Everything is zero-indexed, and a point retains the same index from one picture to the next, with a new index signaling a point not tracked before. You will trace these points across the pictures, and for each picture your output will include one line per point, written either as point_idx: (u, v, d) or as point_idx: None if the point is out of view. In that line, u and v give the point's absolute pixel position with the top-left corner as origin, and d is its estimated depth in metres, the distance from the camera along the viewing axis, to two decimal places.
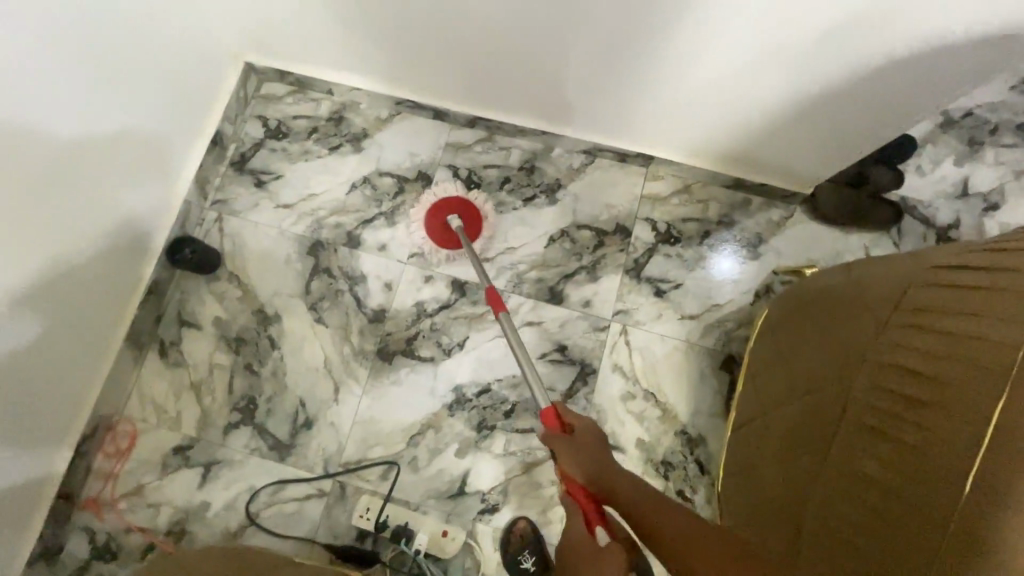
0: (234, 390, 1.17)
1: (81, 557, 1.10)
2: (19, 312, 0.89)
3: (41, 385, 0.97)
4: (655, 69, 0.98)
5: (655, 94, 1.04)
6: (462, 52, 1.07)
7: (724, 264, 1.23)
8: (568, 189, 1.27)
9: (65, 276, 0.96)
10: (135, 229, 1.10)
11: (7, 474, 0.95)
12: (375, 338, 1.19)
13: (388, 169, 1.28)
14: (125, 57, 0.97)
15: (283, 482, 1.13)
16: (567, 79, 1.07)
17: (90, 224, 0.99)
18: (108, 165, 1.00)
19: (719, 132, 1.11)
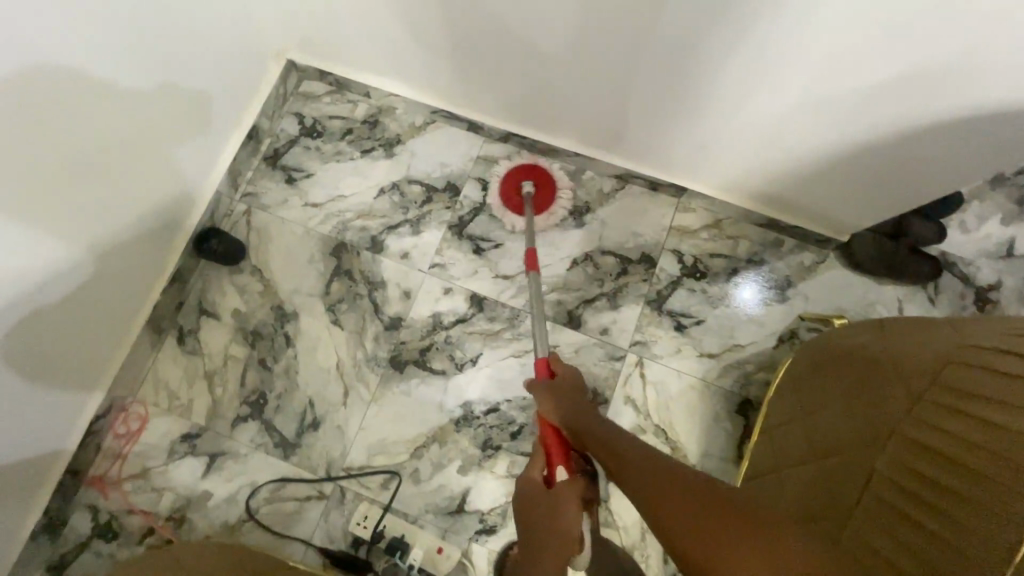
0: (246, 383, 1.18)
1: (83, 533, 1.11)
2: (46, 292, 0.91)
3: (61, 363, 0.99)
4: (697, 101, 0.96)
5: (695, 127, 1.02)
6: (502, 68, 1.06)
7: (747, 291, 1.21)
8: (596, 213, 1.25)
9: (95, 259, 0.98)
10: (165, 217, 1.12)
11: (20, 448, 0.97)
12: (389, 345, 1.19)
13: (417, 177, 1.28)
14: (168, 48, 0.98)
15: (285, 480, 1.13)
16: (606, 102, 1.05)
17: (124, 209, 1.01)
18: (143, 153, 1.01)
19: (757, 171, 1.08)
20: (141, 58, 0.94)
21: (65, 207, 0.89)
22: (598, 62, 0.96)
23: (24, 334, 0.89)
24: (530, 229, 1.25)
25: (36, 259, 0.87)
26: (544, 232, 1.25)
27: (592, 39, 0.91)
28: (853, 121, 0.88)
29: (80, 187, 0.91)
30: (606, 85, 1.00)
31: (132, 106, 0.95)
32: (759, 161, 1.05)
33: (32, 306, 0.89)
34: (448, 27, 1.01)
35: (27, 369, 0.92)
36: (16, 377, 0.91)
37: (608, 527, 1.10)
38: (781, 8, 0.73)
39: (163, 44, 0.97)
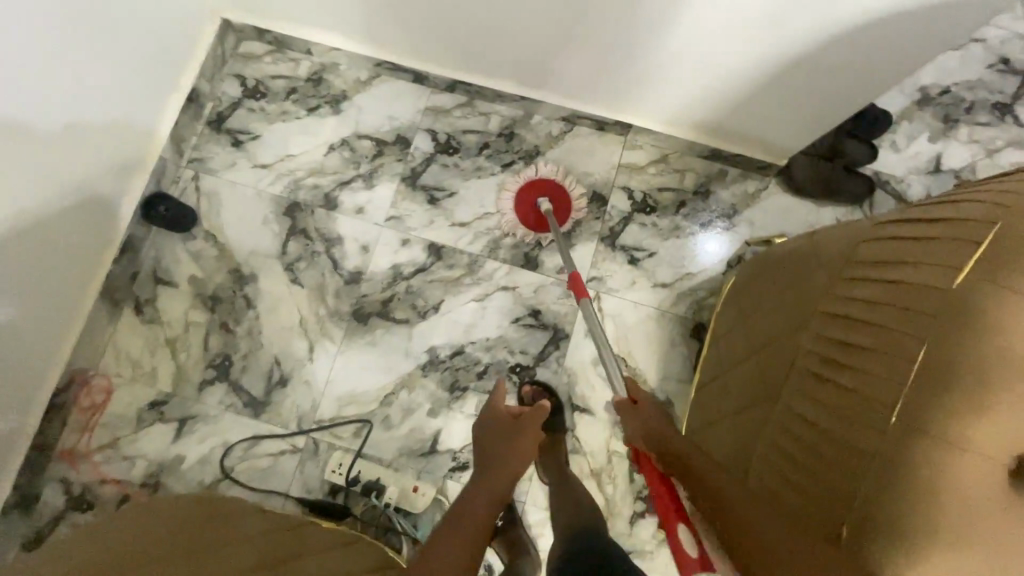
0: (210, 347, 1.18)
1: (56, 507, 1.11)
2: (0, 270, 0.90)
3: (16, 338, 0.98)
4: (635, 26, 0.96)
5: (630, 61, 1.05)
6: (438, 16, 1.07)
7: (710, 245, 1.24)
8: (546, 156, 1.27)
9: (42, 234, 0.97)
10: (104, 185, 1.08)
11: None
12: (351, 299, 1.20)
13: (366, 132, 1.28)
14: (82, 4, 0.93)
15: (258, 438, 1.14)
16: (545, 39, 1.05)
17: (68, 181, 0.99)
18: (64, 117, 0.96)
19: (694, 101, 1.12)
20: (53, 16, 0.89)
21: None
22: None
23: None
24: (483, 176, 1.27)
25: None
26: (497, 179, 1.26)
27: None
28: (785, 34, 0.90)
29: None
30: (543, 21, 1.01)
31: (41, 66, 0.89)
32: (699, 87, 1.07)
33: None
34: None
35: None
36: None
37: (576, 453, 1.15)
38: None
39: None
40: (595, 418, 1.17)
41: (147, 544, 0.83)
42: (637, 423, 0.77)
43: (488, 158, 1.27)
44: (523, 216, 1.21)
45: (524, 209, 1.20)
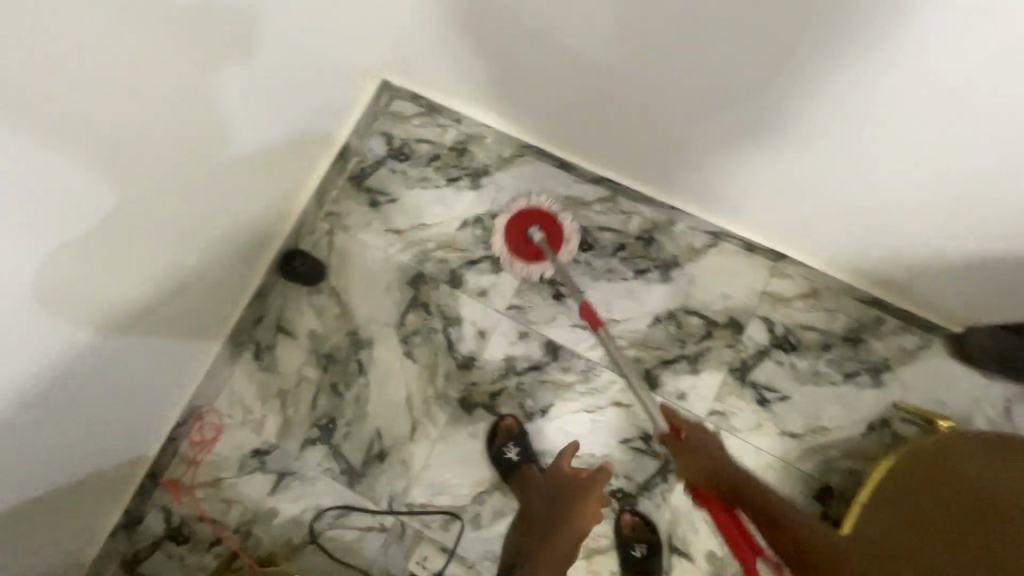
0: (318, 406, 1.19)
1: (155, 533, 1.16)
2: (146, 322, 0.93)
3: (145, 381, 1.00)
4: (836, 157, 0.90)
5: (798, 198, 1.01)
6: (603, 117, 1.06)
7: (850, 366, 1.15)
8: (685, 268, 1.19)
9: (190, 287, 1.00)
10: (247, 233, 1.10)
11: (101, 460, 0.99)
12: (460, 384, 1.18)
13: (502, 212, 1.25)
14: (278, 78, 0.97)
15: (350, 509, 1.15)
16: (724, 155, 0.99)
17: (221, 238, 1.03)
18: (233, 166, 0.97)
19: (854, 247, 1.06)
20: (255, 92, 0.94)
21: (137, 223, 0.81)
22: (728, 112, 0.90)
23: (108, 347, 0.88)
24: (613, 278, 1.20)
25: (99, 282, 0.80)
26: (628, 285, 1.20)
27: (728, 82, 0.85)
28: (990, 190, 0.82)
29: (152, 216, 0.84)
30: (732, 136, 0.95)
31: (233, 135, 0.93)
32: (880, 228, 0.99)
33: (113, 324, 0.87)
34: (559, 61, 0.98)
35: (113, 381, 0.93)
36: (104, 385, 0.91)
37: None
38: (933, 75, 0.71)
39: (268, 64, 0.94)
40: (693, 564, 1.09)
41: None
42: (685, 455, 1.00)
43: (622, 261, 1.21)
44: (517, 252, 1.21)
45: (514, 235, 1.22)
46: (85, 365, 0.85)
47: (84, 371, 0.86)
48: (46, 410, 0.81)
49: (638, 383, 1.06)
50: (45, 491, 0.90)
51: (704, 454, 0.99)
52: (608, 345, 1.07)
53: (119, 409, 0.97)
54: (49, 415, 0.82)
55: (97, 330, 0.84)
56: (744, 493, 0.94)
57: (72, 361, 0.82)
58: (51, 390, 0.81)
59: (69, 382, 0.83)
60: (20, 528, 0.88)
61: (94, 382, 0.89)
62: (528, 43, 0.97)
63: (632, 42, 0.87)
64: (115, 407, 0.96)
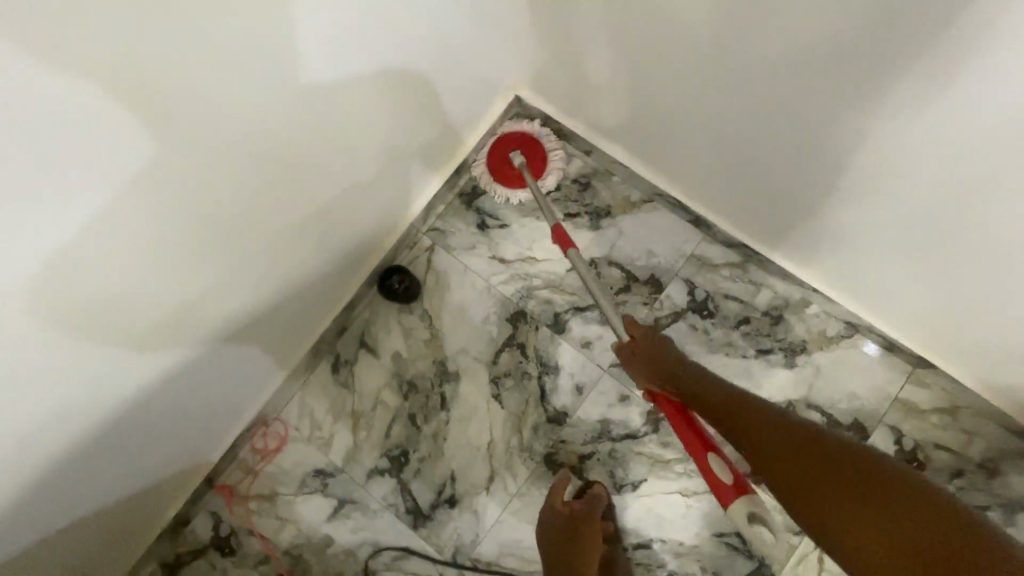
0: (391, 435, 1.10)
1: (201, 539, 1.09)
2: (225, 322, 0.87)
3: (218, 380, 0.94)
4: (1015, 273, 0.78)
5: (958, 308, 0.90)
6: (752, 180, 0.96)
7: (983, 498, 1.03)
8: (812, 356, 1.09)
9: (278, 288, 0.93)
10: (347, 241, 1.02)
11: (160, 456, 0.93)
12: (547, 440, 1.09)
13: (619, 260, 1.15)
14: (406, 71, 0.89)
15: (410, 552, 1.06)
16: (891, 245, 0.89)
17: (318, 240, 0.95)
18: (334, 166, 0.87)
19: (1012, 373, 0.94)
20: (380, 86, 0.85)
21: (209, 220, 0.72)
22: (909, 199, 0.79)
23: (167, 350, 0.80)
24: (731, 353, 1.10)
25: (163, 280, 0.71)
26: (746, 363, 1.10)
27: (918, 172, 0.74)
28: None
29: (249, 209, 0.78)
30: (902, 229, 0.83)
31: (348, 126, 0.85)
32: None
33: (177, 326, 0.79)
34: (713, 105, 0.87)
35: (173, 385, 0.85)
36: (161, 389, 0.83)
37: None
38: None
39: (400, 56, 0.85)
40: None
41: None
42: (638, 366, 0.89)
43: (744, 336, 1.11)
44: (497, 176, 1.13)
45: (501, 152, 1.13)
46: (143, 366, 0.77)
47: (141, 373, 0.78)
48: (88, 412, 0.74)
49: (590, 277, 0.97)
50: (78, 494, 0.82)
51: (658, 351, 0.88)
52: (576, 262, 0.98)
53: (184, 407, 0.91)
54: (93, 416, 0.75)
55: (156, 332, 0.76)
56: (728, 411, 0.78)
57: (127, 363, 0.74)
58: (98, 390, 0.73)
59: (120, 383, 0.75)
60: (47, 529, 0.81)
61: (151, 385, 0.81)
62: (680, 80, 0.88)
63: (805, 108, 0.76)
64: (170, 413, 0.88)
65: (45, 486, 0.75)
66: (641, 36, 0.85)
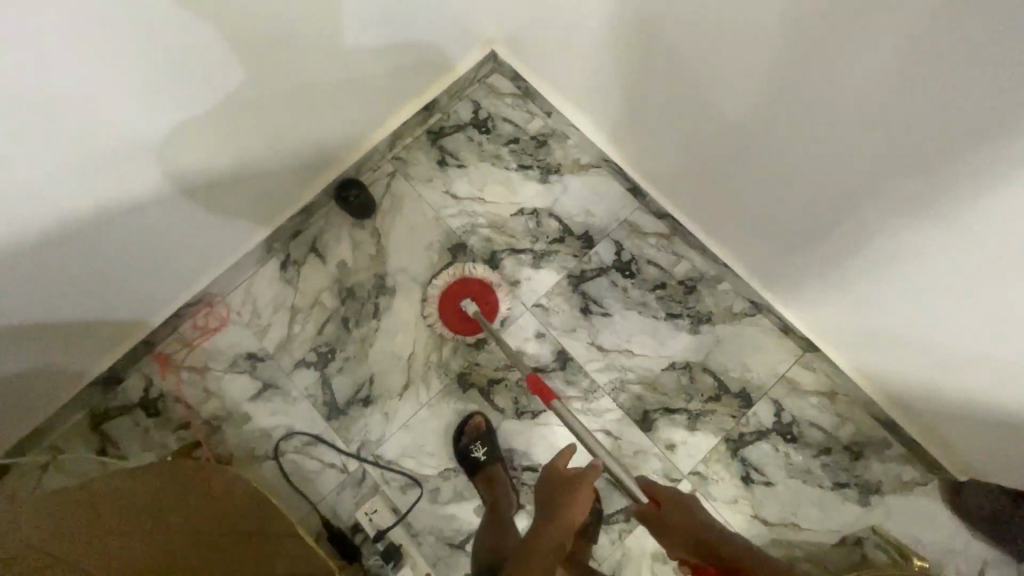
0: (322, 334, 1.20)
1: (131, 397, 1.17)
2: (190, 188, 0.97)
3: (170, 242, 1.03)
4: (856, 256, 0.89)
5: (830, 292, 1.01)
6: (678, 152, 1.07)
7: (843, 475, 1.13)
8: (715, 326, 1.19)
9: (240, 170, 1.03)
10: (312, 146, 1.12)
11: (106, 299, 1.01)
12: (463, 361, 1.18)
13: (559, 213, 1.25)
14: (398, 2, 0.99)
15: (320, 440, 1.15)
16: (777, 226, 0.99)
17: (284, 137, 1.05)
18: (310, 65, 0.96)
19: (878, 360, 1.04)
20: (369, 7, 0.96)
21: (164, 67, 0.78)
22: (798, 179, 0.88)
23: (123, 188, 0.88)
24: (644, 313, 1.21)
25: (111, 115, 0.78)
26: (656, 323, 1.20)
27: (802, 152, 0.83)
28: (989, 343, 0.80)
29: (226, 87, 0.87)
30: (787, 205, 0.93)
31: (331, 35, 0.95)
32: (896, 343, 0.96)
33: (138, 170, 0.88)
34: (649, 70, 0.97)
35: (119, 227, 0.92)
36: (96, 226, 0.89)
37: None
38: (993, 231, 0.67)
39: None
40: None
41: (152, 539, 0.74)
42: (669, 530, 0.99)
43: (658, 299, 1.21)
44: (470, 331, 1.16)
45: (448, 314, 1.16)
46: (96, 196, 0.85)
47: (92, 202, 0.85)
48: (36, 224, 0.81)
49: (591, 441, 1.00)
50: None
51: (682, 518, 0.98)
52: (562, 414, 1.01)
53: (137, 259, 1.00)
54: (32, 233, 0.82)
55: (106, 164, 0.83)
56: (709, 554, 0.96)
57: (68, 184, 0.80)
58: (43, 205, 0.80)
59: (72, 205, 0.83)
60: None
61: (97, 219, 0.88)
62: (626, 42, 0.97)
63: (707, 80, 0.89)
64: (110, 258, 0.95)
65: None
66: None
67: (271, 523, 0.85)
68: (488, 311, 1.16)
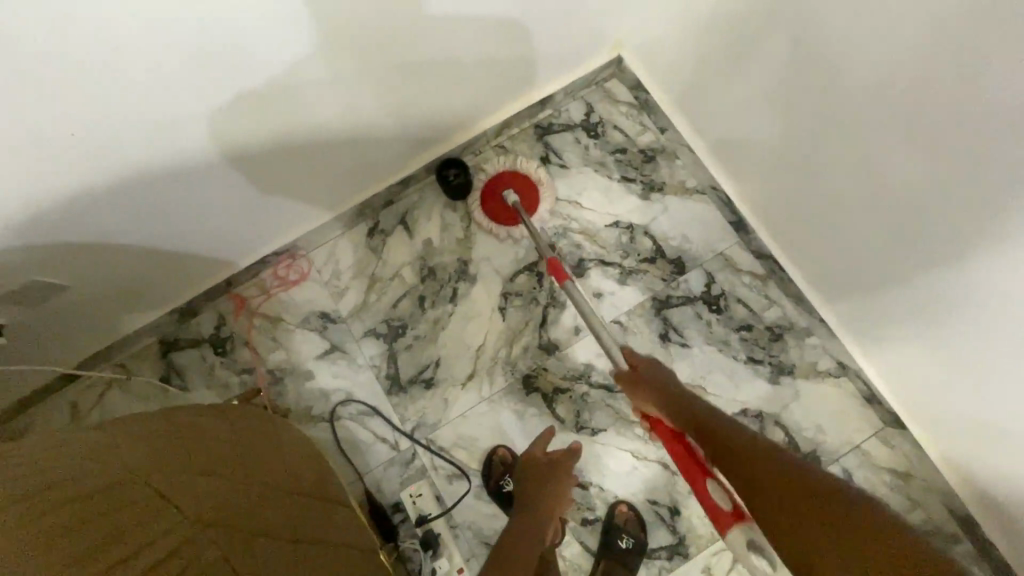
0: (397, 307, 1.19)
1: (202, 332, 1.19)
2: (305, 142, 0.97)
3: (276, 189, 1.03)
4: (983, 346, 0.83)
5: (936, 376, 0.94)
6: (803, 197, 1.02)
7: None
8: (796, 380, 1.15)
9: (355, 131, 1.02)
10: (427, 120, 1.11)
11: (201, 234, 1.02)
12: (532, 363, 1.16)
13: (654, 233, 1.22)
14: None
15: (376, 412, 1.15)
16: (893, 297, 0.94)
17: (401, 107, 1.03)
18: (449, 41, 0.94)
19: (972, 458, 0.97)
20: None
21: (316, 16, 0.77)
22: (941, 253, 0.82)
23: (252, 129, 0.88)
24: (724, 351, 1.16)
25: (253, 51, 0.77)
26: (734, 364, 1.16)
27: (956, 223, 0.77)
28: None
29: (359, 46, 0.85)
30: (916, 277, 0.88)
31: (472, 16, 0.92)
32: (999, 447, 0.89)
33: (266, 113, 0.87)
34: (810, 101, 0.92)
35: (236, 165, 0.93)
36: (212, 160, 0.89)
37: None
38: None
39: None
40: None
41: (229, 479, 0.72)
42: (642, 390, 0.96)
43: (741, 340, 1.17)
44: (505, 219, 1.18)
45: (492, 205, 1.18)
46: (227, 131, 0.86)
47: (219, 135, 0.86)
48: (159, 147, 0.82)
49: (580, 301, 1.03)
50: (102, 227, 0.88)
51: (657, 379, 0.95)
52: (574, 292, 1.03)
53: (239, 199, 1.00)
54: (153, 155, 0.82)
55: (241, 104, 0.83)
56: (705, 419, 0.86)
57: (195, 114, 0.80)
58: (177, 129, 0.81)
59: (203, 135, 0.84)
60: (57, 248, 0.86)
61: (220, 153, 0.89)
62: (794, 67, 0.93)
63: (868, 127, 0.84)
64: (219, 193, 0.96)
65: (87, 198, 0.82)
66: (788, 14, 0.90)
67: (317, 498, 0.85)
68: (527, 204, 1.18)
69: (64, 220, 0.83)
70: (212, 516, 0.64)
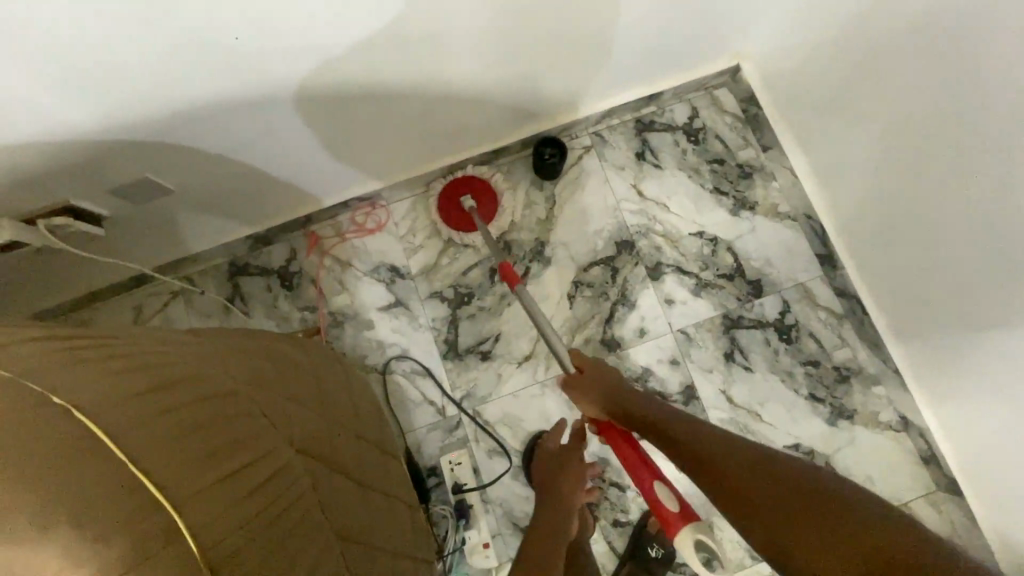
0: (466, 275, 1.18)
1: (272, 262, 1.19)
2: (418, 94, 0.95)
3: (377, 135, 1.02)
4: None
5: (1015, 454, 0.91)
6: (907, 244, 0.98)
7: None
8: (854, 426, 1.12)
9: (466, 92, 0.99)
10: (535, 95, 1.08)
11: (295, 164, 1.01)
12: (591, 356, 1.15)
13: (738, 251, 1.19)
14: None
15: (428, 373, 1.14)
16: (983, 365, 0.91)
17: (514, 77, 1.00)
18: (582, 20, 0.91)
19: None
20: None
21: None
22: None
23: (377, 72, 0.86)
24: (786, 382, 1.14)
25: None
26: (794, 397, 1.13)
27: None
28: None
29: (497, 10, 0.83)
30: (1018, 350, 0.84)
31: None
32: None
33: (391, 61, 0.85)
34: (930, 153, 0.88)
35: (355, 104, 0.91)
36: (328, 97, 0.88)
37: None
38: None
39: None
40: None
41: (311, 410, 0.71)
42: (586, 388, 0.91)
43: (806, 375, 1.14)
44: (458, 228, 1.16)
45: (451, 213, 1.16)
46: (355, 69, 0.84)
47: (349, 72, 0.84)
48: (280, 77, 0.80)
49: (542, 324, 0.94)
50: (212, 142, 0.87)
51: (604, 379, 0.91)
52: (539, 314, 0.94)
53: (340, 139, 0.99)
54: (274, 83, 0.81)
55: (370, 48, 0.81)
56: (653, 414, 0.84)
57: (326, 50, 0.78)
58: (315, 60, 0.80)
59: (331, 69, 0.82)
60: (166, 154, 0.86)
61: (343, 91, 0.87)
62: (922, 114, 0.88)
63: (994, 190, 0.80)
64: (327, 129, 0.95)
65: (208, 112, 0.81)
66: (925, 62, 0.83)
67: (376, 445, 0.84)
68: (483, 212, 1.16)
69: (184, 129, 0.82)
70: (306, 447, 0.63)
